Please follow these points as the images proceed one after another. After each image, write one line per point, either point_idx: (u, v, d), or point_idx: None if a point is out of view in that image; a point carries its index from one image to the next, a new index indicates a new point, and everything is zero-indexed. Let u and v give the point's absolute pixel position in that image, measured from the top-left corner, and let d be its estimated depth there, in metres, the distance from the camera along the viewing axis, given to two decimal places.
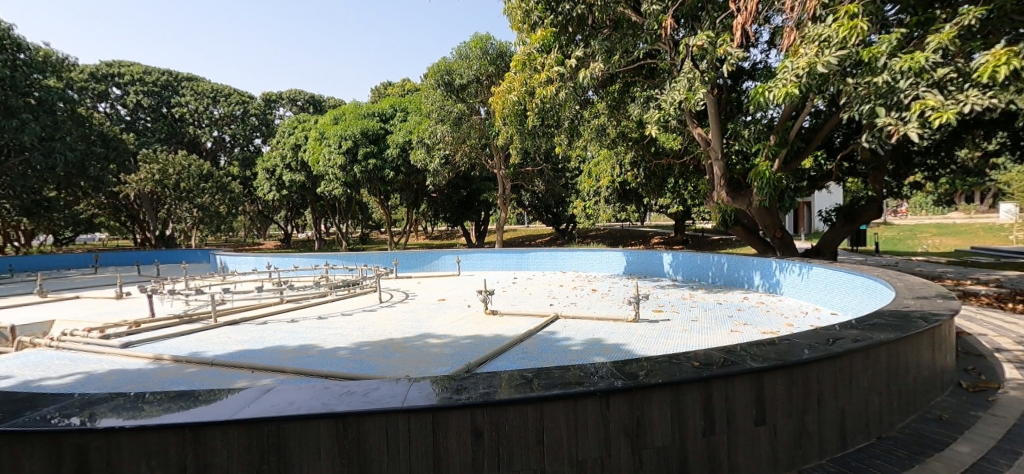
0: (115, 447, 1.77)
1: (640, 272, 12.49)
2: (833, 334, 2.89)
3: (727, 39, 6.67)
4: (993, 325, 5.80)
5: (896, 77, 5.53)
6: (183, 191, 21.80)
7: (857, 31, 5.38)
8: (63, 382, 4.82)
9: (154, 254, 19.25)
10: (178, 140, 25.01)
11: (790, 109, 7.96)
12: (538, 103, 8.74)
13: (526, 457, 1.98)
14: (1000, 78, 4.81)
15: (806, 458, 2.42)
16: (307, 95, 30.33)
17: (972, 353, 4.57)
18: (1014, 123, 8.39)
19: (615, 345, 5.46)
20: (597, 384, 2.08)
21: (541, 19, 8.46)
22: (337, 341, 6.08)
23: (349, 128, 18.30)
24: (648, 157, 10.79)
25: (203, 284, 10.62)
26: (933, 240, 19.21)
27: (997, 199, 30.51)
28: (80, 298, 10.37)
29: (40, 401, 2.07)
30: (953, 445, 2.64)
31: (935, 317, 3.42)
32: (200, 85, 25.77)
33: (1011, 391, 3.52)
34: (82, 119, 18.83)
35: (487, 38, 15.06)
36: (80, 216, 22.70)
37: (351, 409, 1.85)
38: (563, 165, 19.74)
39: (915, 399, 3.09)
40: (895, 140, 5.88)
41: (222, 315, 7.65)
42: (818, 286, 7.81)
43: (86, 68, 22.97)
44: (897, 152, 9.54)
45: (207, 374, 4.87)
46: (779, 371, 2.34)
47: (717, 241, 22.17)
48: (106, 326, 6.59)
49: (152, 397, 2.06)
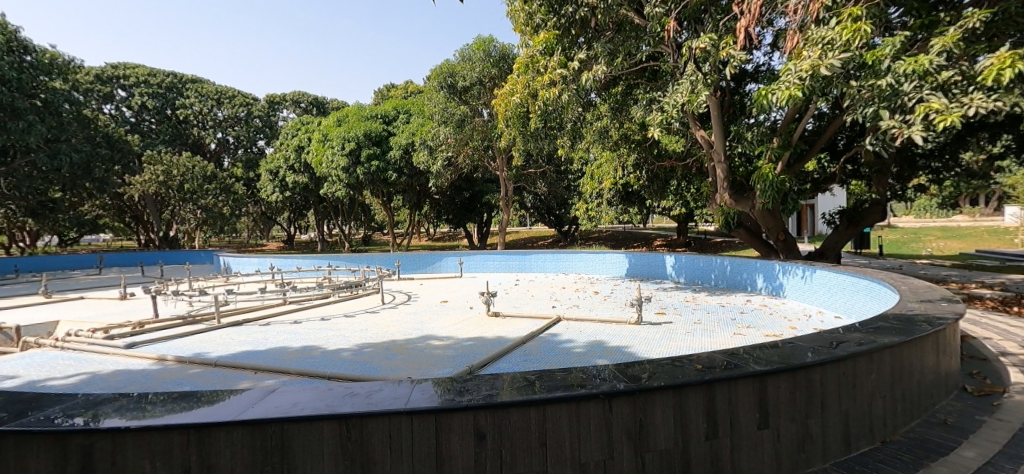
0: (120, 447, 1.77)
1: (643, 274, 12.47)
2: (836, 337, 2.88)
3: (731, 42, 6.67)
4: (997, 329, 5.77)
5: (900, 80, 5.54)
6: (187, 193, 21.90)
7: (861, 34, 5.38)
8: (67, 383, 4.84)
9: (158, 255, 19.37)
10: (182, 142, 25.11)
11: (793, 111, 7.95)
12: (541, 105, 8.76)
13: (528, 459, 1.98)
14: (1004, 81, 4.81)
15: (809, 461, 2.41)
16: (310, 97, 30.43)
17: (976, 356, 4.55)
18: (1019, 126, 8.34)
19: (618, 348, 5.45)
20: (600, 387, 2.08)
21: (544, 22, 8.50)
22: (340, 343, 6.09)
23: (352, 129, 18.35)
24: (651, 159, 10.76)
25: (206, 285, 10.66)
26: (937, 242, 19.14)
27: (1001, 202, 30.33)
28: (84, 299, 10.41)
29: (45, 401, 2.08)
30: (958, 450, 2.63)
31: (940, 320, 3.40)
32: (204, 87, 25.93)
33: (1016, 395, 3.50)
34: (87, 120, 18.87)
35: (490, 40, 15.08)
36: (84, 217, 22.79)
37: (354, 410, 1.85)
38: (565, 168, 19.73)
39: (920, 403, 3.07)
40: (899, 142, 5.86)
41: (225, 316, 7.67)
42: (821, 289, 7.78)
43: (91, 70, 23.12)
44: (901, 154, 9.52)
45: (211, 375, 4.88)
46: (783, 374, 2.33)
47: (719, 244, 22.13)
48: (109, 327, 6.61)
49: (155, 398, 2.07)
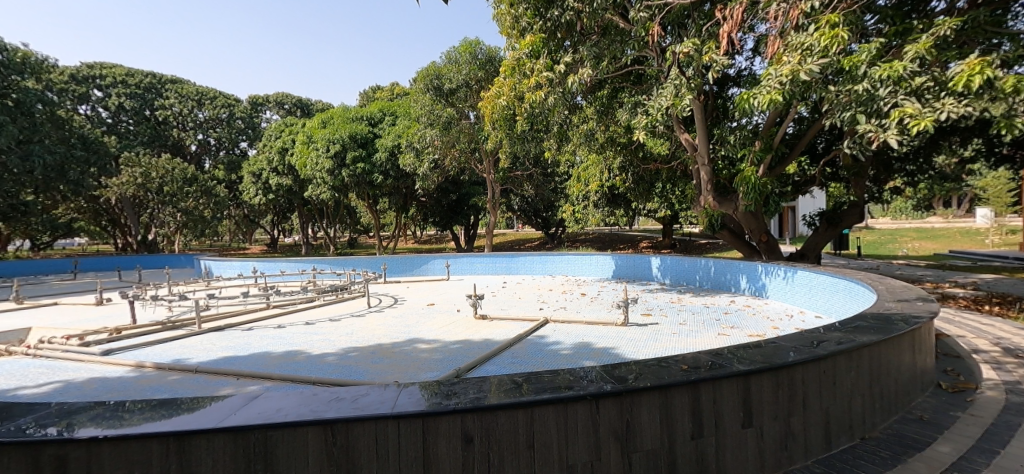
0: (97, 457, 1.73)
1: (628, 276, 12.56)
2: (817, 337, 2.95)
3: (713, 47, 6.81)
4: (971, 327, 5.96)
5: (876, 85, 5.66)
6: (166, 195, 21.53)
7: (838, 40, 5.51)
8: (40, 391, 4.69)
9: (136, 259, 18.94)
10: (161, 144, 24.66)
11: (774, 116, 8.13)
12: (528, 108, 8.84)
13: (516, 460, 1.99)
14: (974, 86, 5.01)
15: (792, 459, 2.46)
16: (294, 98, 30.13)
17: (950, 353, 4.69)
18: (989, 130, 8.61)
19: (604, 349, 5.49)
20: (587, 387, 2.09)
21: (530, 25, 8.49)
22: (325, 347, 6.02)
23: (337, 131, 18.18)
24: (637, 162, 10.80)
25: (188, 289, 10.50)
26: (912, 243, 19.74)
27: (973, 203, 31.46)
28: (59, 304, 10.14)
29: (17, 410, 2.02)
30: (934, 445, 2.70)
31: (915, 319, 3.50)
32: (185, 88, 25.46)
33: (988, 391, 3.63)
34: (61, 121, 18.30)
35: (476, 42, 15.11)
36: (58, 220, 22.10)
37: (340, 415, 1.84)
38: (552, 170, 19.81)
39: (897, 400, 3.16)
40: (875, 146, 5.97)
41: (207, 320, 7.50)
42: (802, 289, 7.94)
43: (66, 70, 22.51)
44: (878, 158, 9.86)
45: (191, 381, 4.78)
46: (766, 373, 2.38)
47: (704, 246, 22.46)
48: (85, 332, 6.43)
49: (134, 405, 2.03)
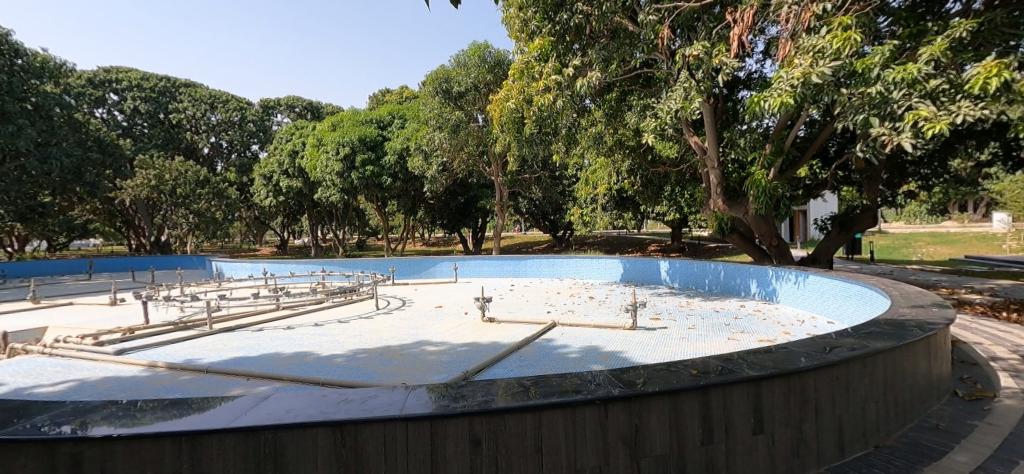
0: (110, 456, 1.74)
1: (636, 279, 12.50)
2: (829, 342, 2.91)
3: (723, 50, 6.78)
4: (988, 334, 5.84)
5: (890, 87, 5.59)
6: (179, 197, 21.80)
7: (850, 43, 5.46)
8: (55, 390, 4.76)
9: (149, 260, 19.21)
10: (175, 146, 25.04)
11: (785, 119, 8.06)
12: (536, 111, 8.85)
13: (524, 464, 1.98)
14: (990, 89, 4.93)
15: (804, 466, 2.42)
16: (304, 101, 30.40)
17: (967, 361, 4.60)
18: (1006, 134, 8.47)
19: (613, 353, 5.46)
20: (596, 392, 2.08)
21: (539, 28, 8.51)
22: (334, 348, 6.05)
23: (347, 134, 18.33)
24: (645, 165, 10.76)
25: (199, 290, 10.62)
26: (927, 248, 19.42)
27: (989, 208, 30.90)
28: (74, 304, 10.31)
29: (32, 409, 2.05)
30: (951, 454, 2.65)
31: (931, 325, 3.44)
32: (198, 91, 25.79)
33: (1007, 399, 3.55)
34: (77, 124, 18.63)
35: (485, 46, 15.17)
36: (74, 221, 22.49)
37: (349, 417, 1.85)
38: (560, 173, 19.80)
39: (911, 408, 3.10)
40: (889, 150, 5.89)
41: (218, 321, 7.57)
42: (814, 294, 7.85)
43: (83, 74, 22.94)
44: (891, 161, 9.73)
45: (202, 381, 4.83)
46: (777, 379, 2.35)
47: (713, 250, 22.29)
48: (99, 332, 6.52)
49: (147, 405, 2.05)
